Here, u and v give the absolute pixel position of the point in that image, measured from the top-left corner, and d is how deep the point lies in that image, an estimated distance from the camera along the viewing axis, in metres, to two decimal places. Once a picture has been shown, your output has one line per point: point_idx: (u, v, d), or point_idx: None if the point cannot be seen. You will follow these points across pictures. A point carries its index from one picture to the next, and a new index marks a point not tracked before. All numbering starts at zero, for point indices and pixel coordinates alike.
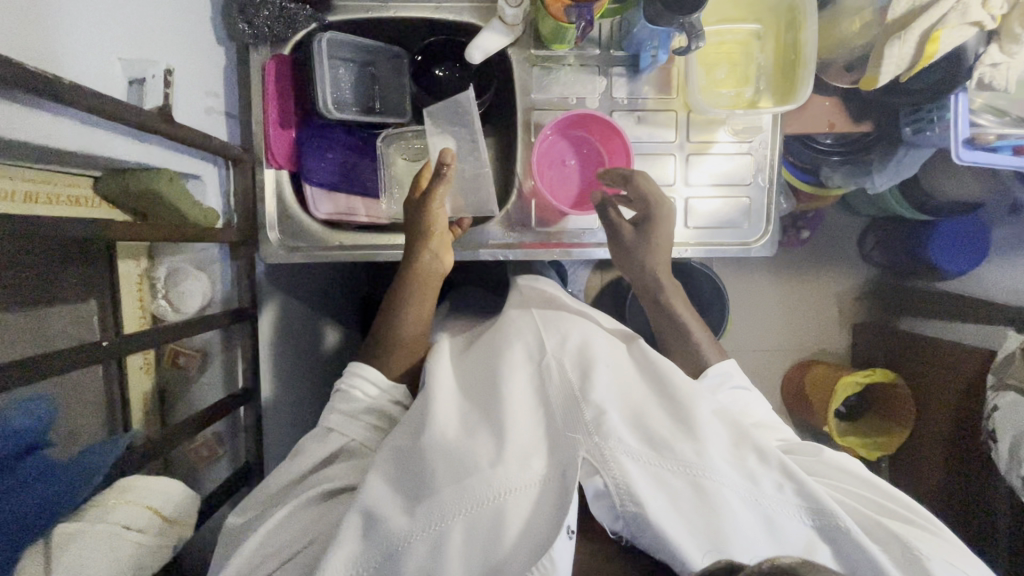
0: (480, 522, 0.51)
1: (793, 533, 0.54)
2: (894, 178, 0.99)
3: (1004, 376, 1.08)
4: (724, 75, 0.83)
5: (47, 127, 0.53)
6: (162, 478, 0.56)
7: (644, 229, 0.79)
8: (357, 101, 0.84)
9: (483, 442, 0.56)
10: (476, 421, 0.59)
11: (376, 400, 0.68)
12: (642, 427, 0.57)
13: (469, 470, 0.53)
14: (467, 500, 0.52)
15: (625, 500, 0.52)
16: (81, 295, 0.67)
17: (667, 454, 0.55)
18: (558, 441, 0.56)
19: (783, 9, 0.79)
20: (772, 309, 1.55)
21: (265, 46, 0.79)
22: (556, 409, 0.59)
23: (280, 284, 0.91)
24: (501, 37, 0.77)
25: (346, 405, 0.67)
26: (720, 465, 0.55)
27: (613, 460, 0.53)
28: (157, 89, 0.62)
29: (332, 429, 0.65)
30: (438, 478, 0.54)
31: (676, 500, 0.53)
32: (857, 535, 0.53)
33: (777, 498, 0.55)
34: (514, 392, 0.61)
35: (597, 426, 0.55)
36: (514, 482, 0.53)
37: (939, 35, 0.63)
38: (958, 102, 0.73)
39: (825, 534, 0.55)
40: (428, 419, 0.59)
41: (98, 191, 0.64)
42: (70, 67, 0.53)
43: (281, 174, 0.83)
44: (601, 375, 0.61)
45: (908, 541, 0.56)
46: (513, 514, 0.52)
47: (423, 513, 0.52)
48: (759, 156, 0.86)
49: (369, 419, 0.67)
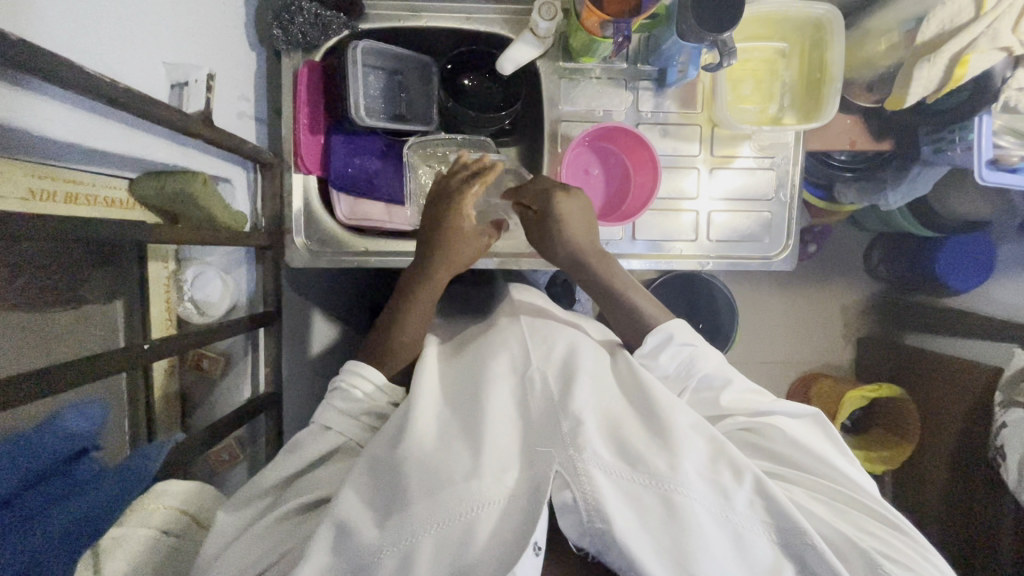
0: (450, 538, 0.49)
1: (763, 553, 0.53)
2: (908, 196, 1.00)
3: (1013, 394, 1.09)
4: (749, 92, 0.84)
5: (49, 114, 0.49)
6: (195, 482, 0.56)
7: (546, 219, 0.73)
8: (386, 109, 0.85)
9: (460, 456, 0.53)
10: (454, 432, 0.57)
11: (375, 402, 0.63)
12: (617, 438, 0.56)
13: (443, 484, 0.50)
14: (441, 514, 0.49)
15: (593, 517, 0.51)
16: (107, 297, 0.68)
17: (642, 469, 0.53)
18: (533, 456, 0.54)
19: (809, 28, 0.80)
20: (779, 321, 1.56)
21: (298, 52, 0.80)
22: (536, 421, 0.57)
23: (300, 289, 0.91)
24: (532, 49, 0.78)
25: (344, 402, 0.62)
26: (694, 479, 0.53)
27: (585, 475, 0.52)
28: (199, 92, 0.62)
29: (330, 426, 0.60)
30: (411, 492, 0.51)
31: (645, 517, 0.52)
32: (824, 552, 0.52)
33: (747, 515, 0.54)
34: (494, 400, 0.59)
35: (572, 439, 0.53)
36: (488, 495, 0.50)
37: (969, 59, 0.64)
38: (982, 124, 0.74)
39: (793, 554, 0.53)
40: (405, 427, 0.56)
41: (134, 193, 0.64)
42: (115, 69, 0.53)
43: (309, 179, 0.83)
44: (583, 383, 0.60)
45: (873, 556, 0.54)
46: (484, 525, 0.50)
47: (394, 526, 0.49)
48: (781, 171, 0.87)
49: (369, 420, 0.62)
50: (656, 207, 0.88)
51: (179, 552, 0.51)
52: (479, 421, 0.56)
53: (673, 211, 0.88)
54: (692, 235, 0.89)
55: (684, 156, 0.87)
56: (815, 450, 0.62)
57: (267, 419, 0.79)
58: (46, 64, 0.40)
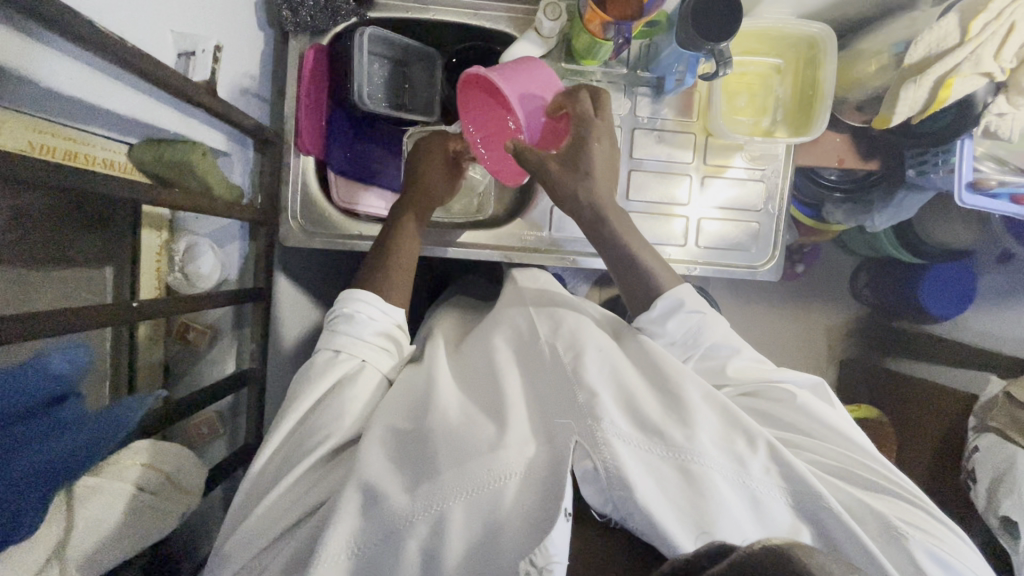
0: (479, 504, 0.52)
1: (779, 516, 0.55)
2: (894, 218, 1.03)
3: (987, 419, 1.11)
4: (743, 104, 0.87)
5: (55, 67, 0.49)
6: (174, 447, 0.55)
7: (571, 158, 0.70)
8: (387, 97, 0.86)
9: (486, 428, 0.58)
10: (476, 411, 0.62)
11: (386, 322, 0.72)
12: (635, 410, 0.58)
13: (470, 455, 0.54)
14: (468, 482, 0.53)
15: (613, 486, 0.53)
16: (96, 261, 0.68)
17: (658, 439, 0.56)
18: (553, 430, 0.57)
19: (804, 46, 0.83)
20: (763, 339, 1.58)
21: (305, 34, 0.81)
22: (550, 397, 0.61)
23: (293, 270, 0.91)
24: (536, 48, 0.80)
25: (352, 327, 0.69)
26: (711, 450, 0.56)
27: (604, 444, 0.54)
28: (205, 63, 0.63)
29: (341, 350, 0.67)
30: (440, 462, 0.55)
31: (665, 484, 0.54)
32: (841, 513, 0.54)
33: (763, 480, 0.56)
34: (510, 384, 0.64)
35: (589, 411, 0.56)
36: (514, 466, 0.54)
37: (953, 81, 0.66)
38: (964, 147, 0.76)
39: (809, 518, 0.55)
40: (431, 406, 0.62)
41: (133, 159, 0.65)
42: (127, 33, 0.54)
43: (308, 160, 0.84)
44: (593, 357, 0.64)
45: (888, 518, 0.57)
46: (511, 495, 0.52)
47: (424, 494, 0.53)
48: (771, 184, 0.90)
49: (380, 340, 0.70)
50: (647, 210, 0.89)
51: (158, 510, 0.51)
52: (500, 402, 0.61)
53: (662, 214, 0.90)
54: (681, 240, 0.91)
55: (678, 163, 0.89)
56: (815, 411, 0.66)
57: (251, 395, 0.79)
58: (58, 17, 0.41)
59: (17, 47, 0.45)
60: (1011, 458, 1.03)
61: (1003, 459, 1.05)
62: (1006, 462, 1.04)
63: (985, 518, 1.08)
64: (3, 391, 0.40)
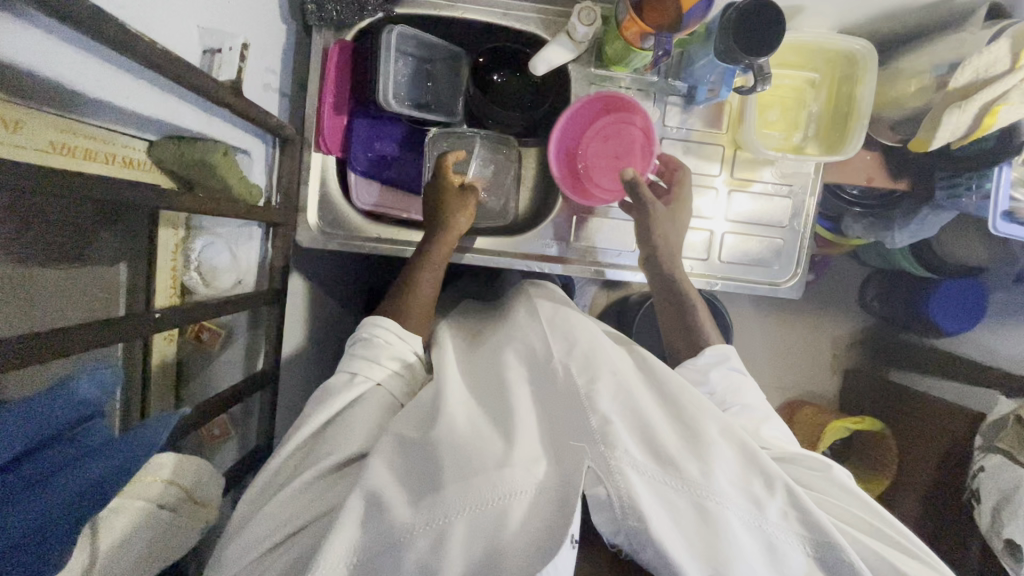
0: (483, 521, 0.51)
1: (795, 564, 0.54)
2: (914, 237, 1.02)
3: (995, 439, 1.12)
4: (775, 117, 0.85)
5: (60, 57, 0.46)
6: (197, 458, 0.54)
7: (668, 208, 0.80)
8: (411, 97, 0.84)
9: (493, 444, 0.57)
10: (485, 425, 0.60)
11: (402, 348, 0.71)
12: (650, 441, 0.58)
13: (476, 469, 0.53)
14: (472, 498, 0.52)
15: (627, 516, 0.53)
16: (110, 260, 0.66)
17: (673, 473, 0.55)
18: (564, 451, 0.57)
19: (842, 61, 0.80)
20: (771, 346, 1.58)
21: (330, 29, 0.78)
22: (561, 419, 0.60)
23: (308, 268, 0.90)
24: (566, 52, 0.77)
25: (370, 351, 0.69)
26: (728, 488, 0.55)
27: (618, 472, 0.54)
28: (232, 61, 0.61)
29: (357, 372, 0.67)
30: (444, 475, 0.54)
31: (679, 520, 0.54)
32: (858, 564, 0.53)
33: (779, 524, 0.55)
34: (518, 398, 0.64)
35: (602, 436, 0.56)
36: (520, 485, 0.53)
37: (999, 110, 0.64)
38: (1001, 174, 0.75)
39: (826, 567, 0.54)
40: (444, 414, 0.61)
41: (151, 156, 0.62)
42: (152, 30, 0.52)
43: (328, 160, 0.82)
44: (607, 383, 0.63)
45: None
46: (515, 514, 0.52)
47: (427, 507, 0.52)
48: (798, 201, 0.88)
49: (394, 364, 0.69)
50: None
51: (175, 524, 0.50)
52: (508, 417, 0.61)
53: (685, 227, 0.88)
54: (703, 254, 0.89)
55: (703, 176, 0.87)
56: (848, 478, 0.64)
57: (262, 397, 0.77)
58: (82, 16, 0.38)
59: (34, 44, 0.43)
60: (1018, 481, 1.03)
61: (1009, 481, 1.05)
62: (1012, 485, 1.04)
63: (987, 539, 1.09)
64: (27, 418, 0.39)
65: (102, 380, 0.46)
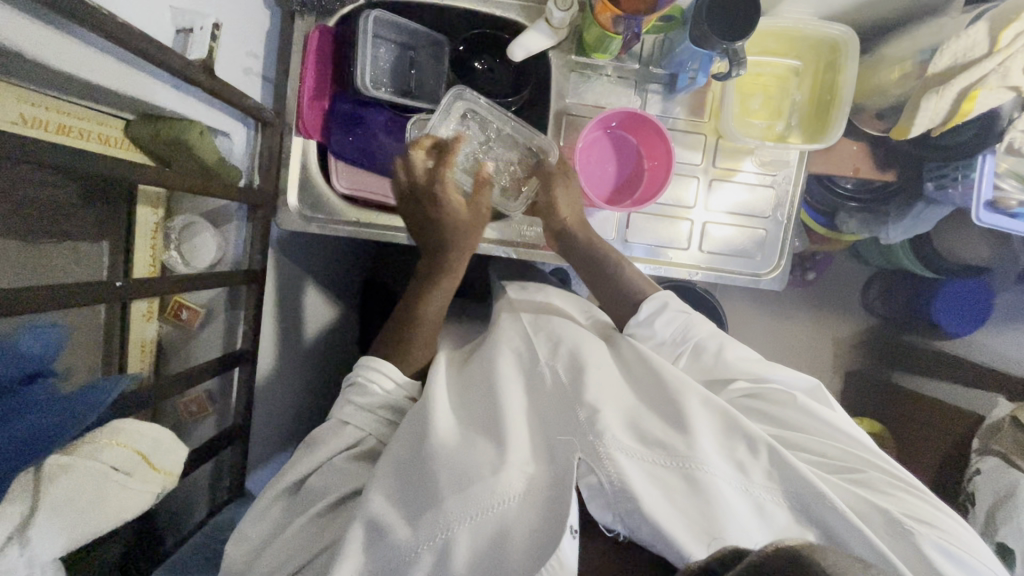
0: (483, 528, 0.53)
1: (784, 519, 0.55)
2: (909, 232, 1.00)
3: (991, 442, 1.09)
4: (757, 106, 0.84)
5: (10, 23, 0.45)
6: (155, 425, 0.55)
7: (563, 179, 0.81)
8: (393, 83, 0.85)
9: (484, 450, 0.57)
10: (476, 431, 0.61)
11: (397, 395, 0.69)
12: (635, 425, 0.59)
13: (472, 479, 0.54)
14: (471, 508, 0.53)
15: (621, 497, 0.54)
16: (92, 235, 0.67)
17: (660, 450, 0.57)
18: (556, 449, 0.57)
19: (825, 48, 0.79)
20: (769, 346, 1.55)
21: (312, 15, 0.80)
22: (553, 415, 0.61)
23: (291, 252, 0.90)
24: (545, 38, 0.78)
25: (363, 398, 0.67)
26: (713, 455, 0.56)
27: (608, 458, 0.55)
28: (202, 41, 0.62)
29: (348, 421, 0.66)
30: (441, 488, 0.55)
31: (671, 493, 0.54)
32: (843, 509, 0.53)
33: (765, 485, 0.56)
34: (508, 395, 0.64)
35: (590, 427, 0.57)
36: (515, 489, 0.54)
37: (977, 94, 0.62)
38: (985, 163, 0.74)
39: (813, 519, 0.55)
40: (428, 426, 0.60)
41: (128, 134, 0.65)
42: (124, 7, 0.54)
43: (309, 144, 0.83)
44: (594, 376, 0.64)
45: (896, 515, 0.56)
46: (516, 516, 0.53)
47: (427, 524, 0.53)
48: (781, 191, 0.87)
49: (388, 413, 0.68)
50: (654, 211, 0.87)
51: (130, 488, 0.50)
52: (496, 415, 0.61)
53: (670, 216, 0.87)
54: (685, 244, 0.88)
55: (686, 165, 0.87)
56: (815, 409, 0.65)
57: (241, 376, 0.79)
58: None
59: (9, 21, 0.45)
60: (1014, 484, 1.01)
61: (1005, 483, 1.02)
62: (1007, 487, 1.02)
63: None
64: None
65: (44, 339, 0.51)
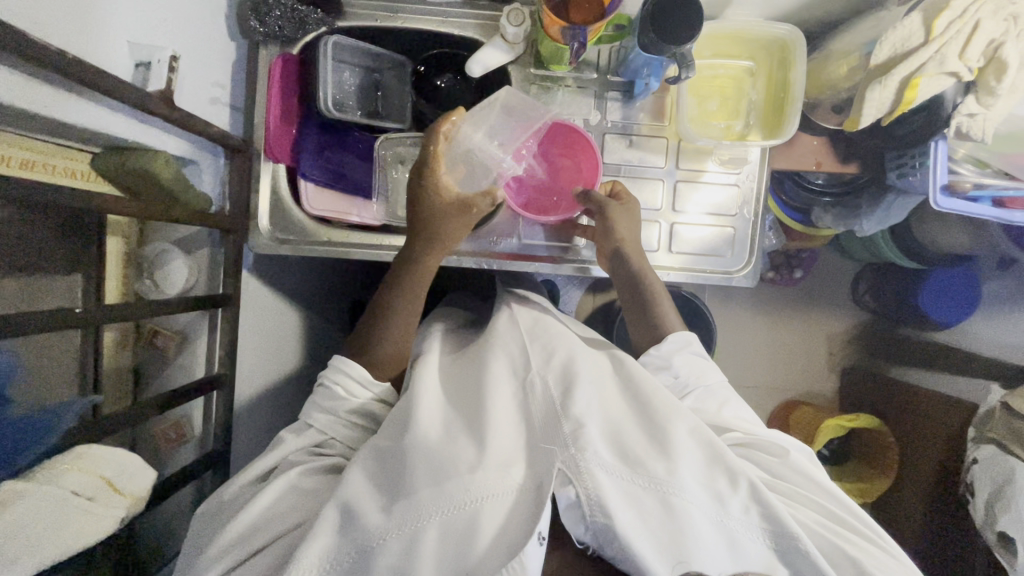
0: (454, 526, 0.52)
1: (755, 555, 0.56)
2: (882, 224, 1.00)
3: (985, 430, 1.06)
4: (715, 108, 0.85)
5: None
6: (121, 450, 0.56)
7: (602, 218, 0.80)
8: (361, 105, 0.88)
9: (465, 447, 0.58)
10: (458, 430, 0.61)
11: (363, 399, 0.69)
12: (617, 441, 0.59)
13: (449, 474, 0.55)
14: (444, 502, 0.53)
15: (595, 513, 0.54)
16: (64, 269, 0.68)
17: (640, 472, 0.56)
18: (536, 453, 0.58)
19: (775, 48, 0.82)
20: (760, 347, 1.54)
21: (275, 44, 0.82)
22: (539, 419, 0.61)
23: (268, 275, 0.91)
24: (501, 54, 0.80)
25: (327, 401, 0.69)
26: (693, 485, 0.56)
27: (587, 473, 0.54)
28: (160, 73, 0.64)
29: (312, 424, 0.68)
30: (417, 480, 0.55)
31: (645, 516, 0.54)
32: (813, 554, 0.55)
33: (741, 520, 0.56)
34: (496, 396, 0.64)
35: (573, 440, 0.56)
36: (491, 489, 0.54)
37: (918, 82, 0.64)
38: (938, 150, 0.75)
39: (783, 557, 0.56)
40: (412, 421, 0.61)
41: (95, 167, 0.66)
42: (81, 46, 0.56)
43: (278, 168, 0.85)
44: (583, 390, 0.62)
45: (864, 566, 0.57)
46: (488, 519, 0.53)
47: (399, 511, 0.54)
48: (746, 189, 0.88)
49: (353, 417, 0.69)
50: None
51: (94, 512, 0.51)
52: (482, 418, 0.61)
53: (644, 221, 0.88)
54: (654, 246, 0.89)
55: (650, 168, 0.88)
56: (808, 469, 0.65)
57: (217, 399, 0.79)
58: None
59: None
60: (1010, 472, 0.98)
61: (1001, 473, 1.00)
62: (1004, 476, 0.99)
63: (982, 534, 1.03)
64: None
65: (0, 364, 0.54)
